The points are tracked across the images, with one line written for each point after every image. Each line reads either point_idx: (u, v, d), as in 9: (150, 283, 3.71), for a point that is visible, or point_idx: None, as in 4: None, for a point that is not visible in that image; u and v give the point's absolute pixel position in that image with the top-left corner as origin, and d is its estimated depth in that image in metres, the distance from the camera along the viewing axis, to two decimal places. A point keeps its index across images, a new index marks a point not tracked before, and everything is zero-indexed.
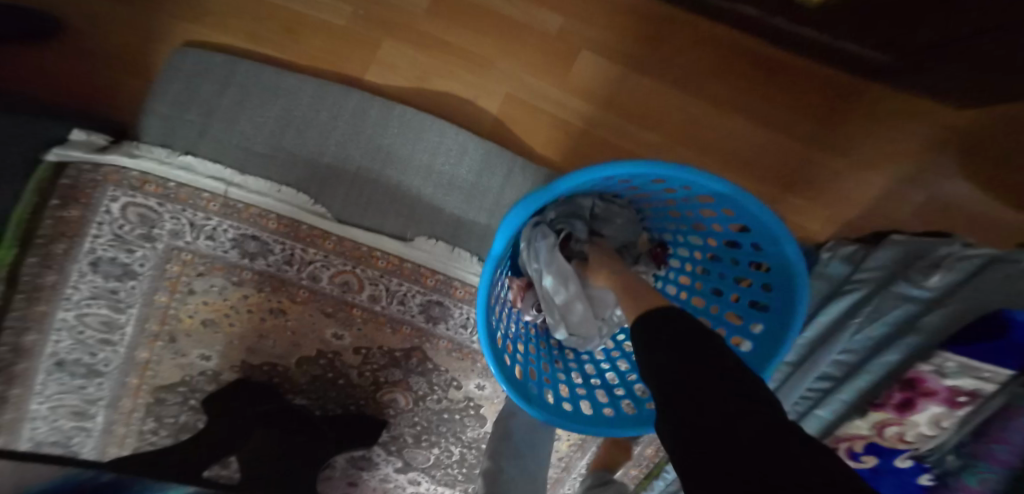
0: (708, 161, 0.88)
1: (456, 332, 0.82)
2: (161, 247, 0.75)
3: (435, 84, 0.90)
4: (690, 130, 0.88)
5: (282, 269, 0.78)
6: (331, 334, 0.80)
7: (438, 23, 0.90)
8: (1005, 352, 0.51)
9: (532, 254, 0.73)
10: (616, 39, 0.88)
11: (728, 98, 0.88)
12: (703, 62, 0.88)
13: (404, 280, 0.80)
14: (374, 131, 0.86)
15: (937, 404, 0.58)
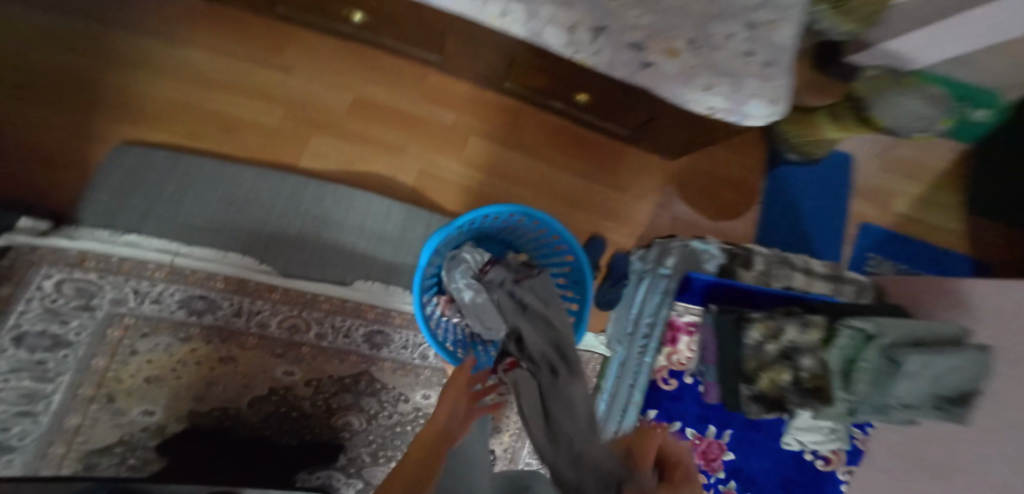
0: (583, 213, 0.97)
1: (398, 353, 0.87)
2: (101, 314, 0.74)
3: (360, 167, 0.92)
4: (573, 195, 0.97)
5: (231, 320, 0.79)
6: (281, 371, 0.81)
7: (357, 121, 0.93)
8: (693, 295, 0.83)
9: (452, 275, 0.76)
10: (502, 132, 0.98)
11: (582, 162, 0.99)
12: (574, 140, 1.00)
13: (347, 316, 0.84)
14: (310, 202, 0.87)
15: (685, 334, 0.86)
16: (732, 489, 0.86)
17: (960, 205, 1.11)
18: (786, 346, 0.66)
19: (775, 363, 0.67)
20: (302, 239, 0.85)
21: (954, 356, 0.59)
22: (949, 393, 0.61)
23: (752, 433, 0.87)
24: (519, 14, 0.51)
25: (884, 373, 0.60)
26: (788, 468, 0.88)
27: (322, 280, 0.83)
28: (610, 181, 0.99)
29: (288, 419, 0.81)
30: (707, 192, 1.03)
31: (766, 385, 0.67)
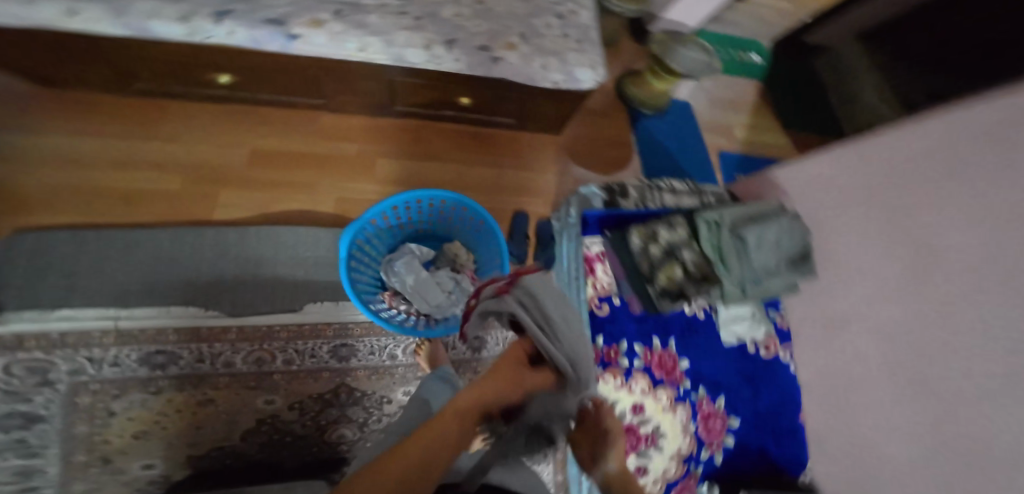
0: (505, 194, 1.03)
1: (367, 360, 0.92)
2: (63, 387, 0.77)
3: (278, 208, 0.95)
4: (486, 181, 1.03)
5: (196, 367, 0.82)
6: (262, 401, 0.85)
7: (258, 170, 0.95)
8: (590, 227, 0.84)
9: (393, 271, 0.78)
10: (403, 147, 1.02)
11: (491, 148, 1.06)
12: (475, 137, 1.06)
13: (307, 339, 0.88)
14: (236, 247, 0.90)
15: (598, 263, 0.84)
16: (703, 396, 0.81)
17: (777, 120, 1.37)
18: (665, 244, 0.74)
19: (664, 261, 0.73)
20: (243, 283, 0.89)
21: (780, 221, 0.74)
22: (792, 254, 0.75)
23: (695, 337, 0.83)
24: (380, 45, 0.62)
25: (738, 245, 0.72)
26: (740, 362, 0.86)
27: (270, 312, 0.87)
28: (520, 161, 1.06)
29: (284, 444, 0.86)
30: (604, 155, 1.13)
31: (666, 281, 0.72)
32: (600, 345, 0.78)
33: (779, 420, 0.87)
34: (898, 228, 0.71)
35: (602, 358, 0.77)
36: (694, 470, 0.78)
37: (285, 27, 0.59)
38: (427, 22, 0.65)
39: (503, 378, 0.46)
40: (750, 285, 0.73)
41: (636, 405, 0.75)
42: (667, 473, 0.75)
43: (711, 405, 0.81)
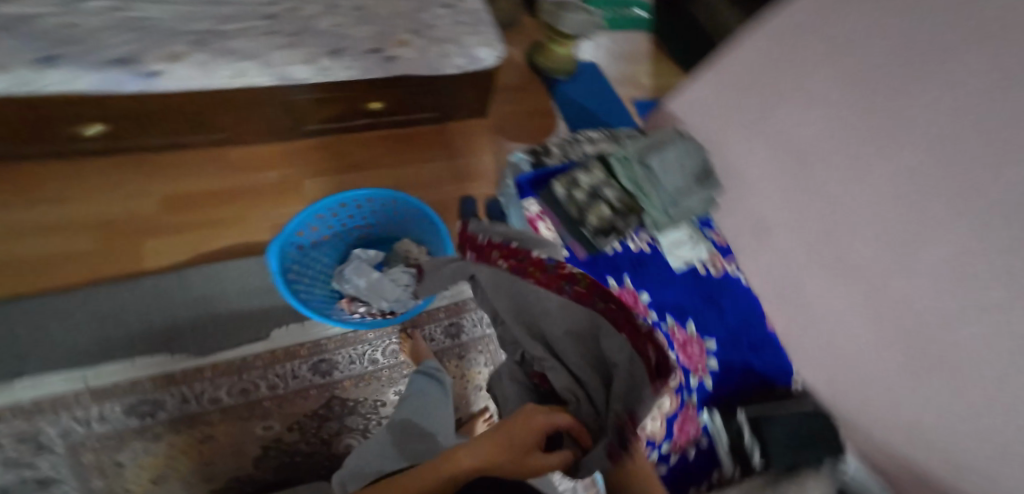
0: (442, 181, 1.04)
1: (350, 370, 0.94)
2: (63, 449, 0.77)
3: (211, 244, 0.96)
4: (416, 174, 1.05)
5: (184, 408, 0.83)
6: (260, 428, 0.86)
7: (181, 213, 0.97)
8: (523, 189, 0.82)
9: (342, 277, 0.79)
10: (323, 162, 1.05)
11: (416, 144, 1.09)
12: (396, 137, 1.09)
13: (285, 362, 0.90)
14: (183, 289, 0.90)
15: (540, 224, 0.82)
16: (674, 324, 0.75)
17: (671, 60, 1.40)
18: (587, 188, 0.78)
19: (591, 204, 0.77)
20: (208, 322, 0.90)
21: (680, 144, 0.81)
22: (696, 172, 0.82)
23: (646, 268, 0.78)
24: (258, 67, 0.76)
25: (649, 173, 0.78)
26: (695, 283, 0.80)
27: (241, 343, 0.89)
28: (448, 149, 1.09)
29: (295, 464, 0.87)
30: (525, 128, 1.16)
31: (598, 222, 0.76)
32: None
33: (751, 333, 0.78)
34: (771, 136, 0.79)
35: None
36: (687, 402, 0.71)
37: (141, 68, 0.70)
38: (302, 37, 0.78)
39: (507, 444, 0.45)
40: (672, 207, 0.79)
41: None
42: (661, 409, 0.67)
43: (683, 332, 0.75)
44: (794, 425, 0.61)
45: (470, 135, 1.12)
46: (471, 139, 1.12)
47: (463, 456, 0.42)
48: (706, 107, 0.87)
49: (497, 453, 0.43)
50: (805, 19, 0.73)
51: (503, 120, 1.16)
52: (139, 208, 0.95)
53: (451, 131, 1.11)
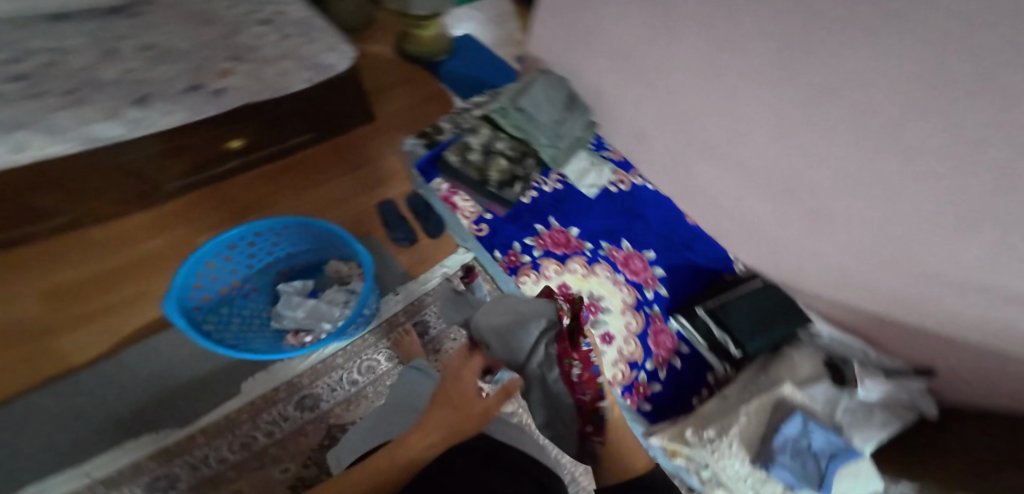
0: (334, 196, 1.13)
1: (334, 397, 0.97)
2: None
3: (128, 319, 0.98)
4: (308, 195, 1.13)
5: (197, 475, 0.86)
6: (278, 473, 0.89)
7: (85, 301, 0.99)
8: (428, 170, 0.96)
9: (282, 313, 0.94)
10: (207, 216, 1.11)
11: (299, 171, 1.16)
12: (272, 171, 1.16)
13: (271, 407, 0.94)
14: (133, 371, 0.93)
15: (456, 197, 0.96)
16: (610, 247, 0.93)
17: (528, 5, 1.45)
18: (481, 150, 0.93)
19: (490, 161, 0.92)
20: (181, 395, 0.93)
21: (541, 82, 0.95)
22: (563, 102, 0.98)
23: (564, 205, 0.97)
24: (50, 139, 0.78)
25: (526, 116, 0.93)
26: (612, 203, 0.99)
27: (218, 404, 0.93)
28: (331, 167, 1.17)
29: None
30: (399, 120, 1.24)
31: (499, 175, 0.91)
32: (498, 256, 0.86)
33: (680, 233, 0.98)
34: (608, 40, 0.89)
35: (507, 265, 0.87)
36: (651, 313, 0.89)
37: None
38: (89, 96, 0.84)
39: (457, 416, 0.53)
40: (557, 138, 0.94)
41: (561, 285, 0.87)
42: (629, 326, 0.88)
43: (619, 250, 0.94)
44: (743, 308, 0.84)
45: (347, 147, 1.20)
46: (350, 150, 1.20)
47: (417, 444, 0.50)
48: (555, 41, 1.01)
49: (445, 418, 0.53)
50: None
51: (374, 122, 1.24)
52: (66, 312, 0.97)
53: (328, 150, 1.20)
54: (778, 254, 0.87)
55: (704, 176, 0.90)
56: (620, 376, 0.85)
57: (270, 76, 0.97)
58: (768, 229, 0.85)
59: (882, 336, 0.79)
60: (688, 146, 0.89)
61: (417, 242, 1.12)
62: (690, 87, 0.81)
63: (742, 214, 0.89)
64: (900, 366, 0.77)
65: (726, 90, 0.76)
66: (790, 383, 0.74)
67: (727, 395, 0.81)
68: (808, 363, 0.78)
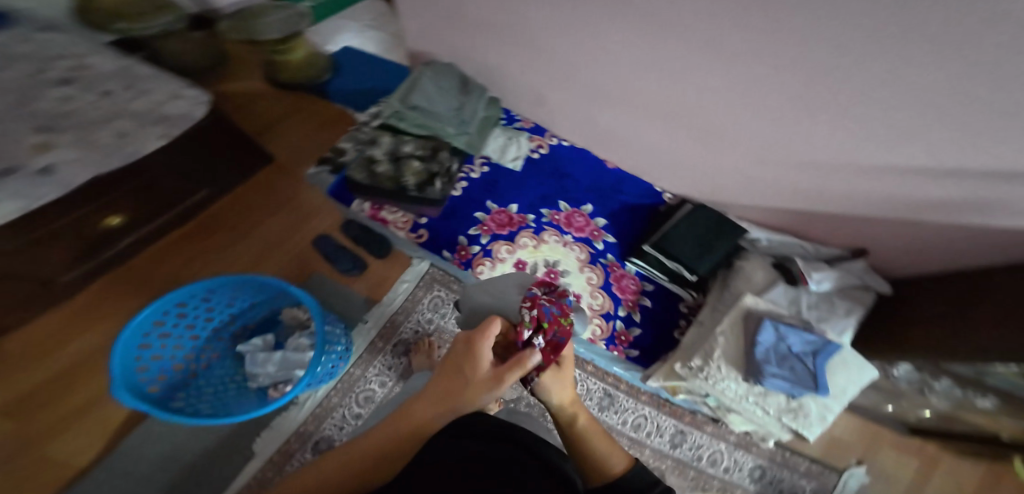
0: (262, 241, 1.11)
1: (347, 431, 0.96)
2: None
3: (83, 423, 0.90)
4: (235, 246, 1.10)
5: None
6: None
7: (24, 424, 0.88)
8: (342, 197, 1.00)
9: (253, 372, 0.93)
10: (125, 291, 1.02)
11: (217, 225, 1.12)
12: (184, 232, 1.11)
13: (290, 461, 0.92)
14: (124, 477, 0.87)
15: (380, 214, 1.00)
16: (551, 214, 1.08)
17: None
18: (389, 157, 0.97)
19: (402, 165, 0.96)
20: (189, 481, 0.88)
21: (426, 76, 1.01)
22: (454, 88, 1.03)
23: (496, 187, 1.08)
24: None
25: (422, 111, 0.98)
26: (536, 173, 1.11)
27: (236, 474, 0.89)
28: (251, 211, 1.14)
29: None
30: (303, 147, 1.24)
31: (414, 176, 0.95)
32: (451, 256, 1.02)
33: (605, 183, 1.12)
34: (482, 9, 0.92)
35: (465, 259, 1.02)
36: (607, 262, 1.06)
37: None
38: None
39: (460, 386, 0.46)
40: (459, 122, 0.99)
41: (517, 263, 1.02)
42: (592, 281, 1.05)
43: (560, 212, 1.09)
44: (686, 237, 0.97)
45: (261, 189, 1.18)
46: (264, 190, 1.18)
47: (422, 412, 0.44)
48: (429, 31, 1.07)
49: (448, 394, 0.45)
50: None
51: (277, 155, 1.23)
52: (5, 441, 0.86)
53: (244, 198, 1.16)
54: (695, 174, 1.00)
55: (609, 121, 1.01)
56: (600, 329, 1.03)
57: (106, 139, 0.85)
58: (676, 153, 0.97)
59: (808, 221, 0.94)
60: (586, 98, 0.99)
61: (370, 268, 1.10)
62: (563, 29, 0.86)
63: (652, 146, 1.01)
64: (838, 253, 0.94)
65: (608, 14, 0.77)
66: (750, 294, 0.89)
67: (704, 317, 0.98)
68: (761, 272, 0.92)
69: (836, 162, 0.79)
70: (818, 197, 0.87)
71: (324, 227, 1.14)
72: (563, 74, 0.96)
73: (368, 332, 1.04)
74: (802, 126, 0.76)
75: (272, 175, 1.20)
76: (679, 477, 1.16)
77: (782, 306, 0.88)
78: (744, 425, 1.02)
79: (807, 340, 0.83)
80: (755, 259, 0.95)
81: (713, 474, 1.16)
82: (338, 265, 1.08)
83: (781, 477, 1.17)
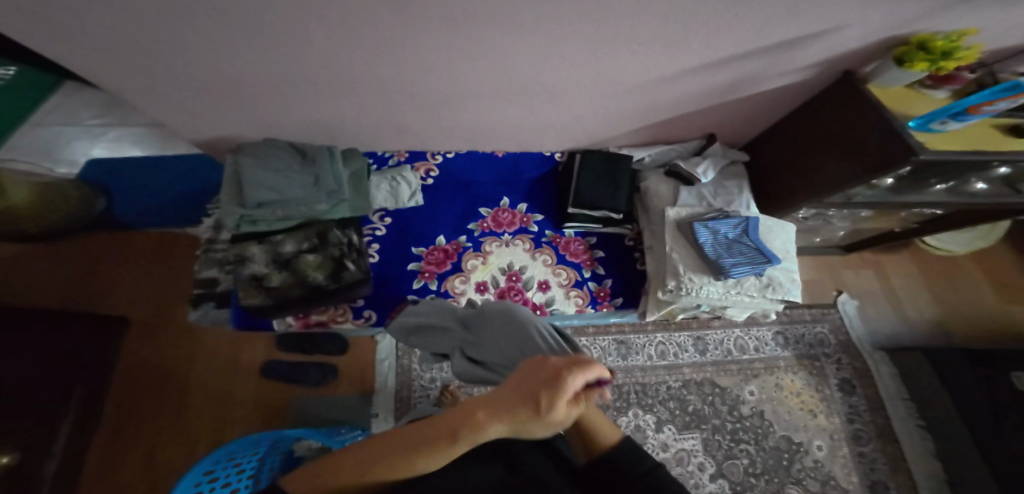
0: (193, 405, 1.01)
1: None
2: None
3: None
4: (170, 429, 0.98)
5: None
6: None
7: None
8: (254, 326, 0.89)
9: None
10: None
11: (132, 419, 0.98)
12: (93, 450, 0.94)
13: None
14: None
15: (308, 319, 0.92)
16: (476, 223, 1.09)
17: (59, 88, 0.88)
18: (279, 263, 0.89)
19: (299, 265, 0.90)
20: None
21: (253, 166, 0.91)
22: (293, 164, 0.96)
23: (413, 227, 1.07)
24: None
25: (276, 204, 0.90)
26: (442, 196, 1.12)
27: None
28: (159, 385, 1.02)
29: None
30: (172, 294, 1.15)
31: (319, 271, 0.90)
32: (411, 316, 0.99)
33: (501, 173, 1.16)
34: (294, 74, 0.91)
35: None
36: (549, 239, 1.09)
37: None
38: None
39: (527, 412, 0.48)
40: (323, 196, 0.93)
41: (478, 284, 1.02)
42: (548, 262, 1.06)
43: (483, 219, 1.10)
44: (599, 183, 1.08)
45: (149, 357, 1.05)
46: (155, 356, 1.05)
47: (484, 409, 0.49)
48: (248, 123, 1.04)
49: (519, 410, 0.48)
50: (159, 44, 0.79)
51: (147, 315, 1.11)
52: None
53: (137, 376, 1.03)
54: (567, 128, 1.14)
55: (476, 120, 1.08)
56: (580, 298, 1.04)
57: None
58: (536, 119, 1.09)
59: (666, 129, 1.22)
60: (442, 111, 1.05)
61: (340, 366, 1.06)
62: (384, 62, 0.89)
63: (514, 119, 1.09)
64: (699, 142, 1.26)
65: (413, 17, 0.77)
66: (670, 207, 1.07)
67: (649, 243, 1.09)
68: (664, 185, 1.13)
69: (659, 50, 0.94)
70: (660, 109, 1.13)
71: (255, 358, 1.07)
72: (412, 100, 1.01)
73: (386, 420, 0.99)
74: (618, 64, 0.96)
75: (153, 334, 1.09)
76: (727, 376, 1.22)
77: (695, 204, 1.10)
78: (744, 314, 1.09)
79: (734, 223, 1.04)
80: (653, 176, 1.16)
81: (750, 358, 1.25)
82: (311, 381, 1.02)
83: (799, 332, 1.32)
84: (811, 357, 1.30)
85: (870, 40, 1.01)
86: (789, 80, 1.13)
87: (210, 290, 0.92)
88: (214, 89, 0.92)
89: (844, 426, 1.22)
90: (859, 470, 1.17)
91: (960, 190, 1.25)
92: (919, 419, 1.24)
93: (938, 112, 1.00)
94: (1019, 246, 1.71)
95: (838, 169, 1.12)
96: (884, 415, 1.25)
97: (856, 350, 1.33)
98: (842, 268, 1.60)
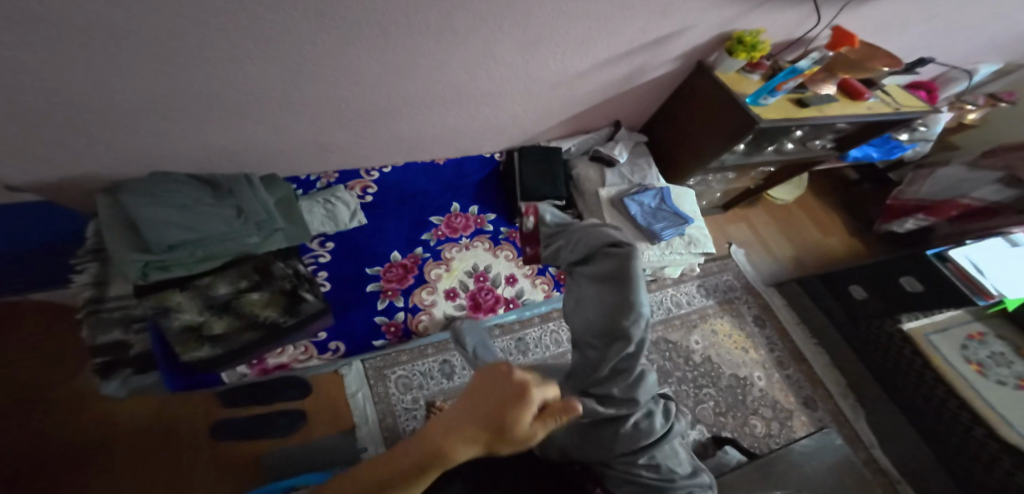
0: None
1: None
2: None
3: None
4: None
5: None
6: None
7: None
8: (200, 382, 0.78)
9: None
10: None
11: None
12: None
13: None
14: None
15: (266, 362, 0.82)
16: (430, 232, 1.07)
17: None
18: (216, 305, 0.78)
19: (242, 305, 0.79)
20: None
21: (151, 203, 0.75)
22: (205, 195, 0.82)
23: (363, 246, 1.00)
24: None
25: (196, 244, 0.75)
26: (386, 212, 1.07)
27: None
28: None
29: None
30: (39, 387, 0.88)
31: (270, 308, 0.81)
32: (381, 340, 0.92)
33: (442, 180, 1.15)
34: (186, 97, 0.79)
35: (395, 329, 0.93)
36: (506, 236, 1.12)
37: None
38: None
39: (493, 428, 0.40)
40: (253, 227, 0.81)
41: (445, 293, 0.99)
42: (509, 257, 1.09)
43: (435, 227, 1.08)
44: (538, 176, 1.14)
45: (30, 471, 0.80)
46: (40, 467, 0.81)
47: (445, 435, 0.41)
48: (126, 158, 0.86)
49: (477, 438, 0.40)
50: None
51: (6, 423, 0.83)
52: None
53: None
54: (497, 129, 1.19)
55: (410, 131, 1.06)
56: (546, 284, 1.07)
57: None
58: (466, 122, 1.11)
59: (579, 122, 1.34)
60: (371, 124, 1.00)
61: (310, 413, 0.95)
62: (300, 78, 0.83)
63: (445, 127, 1.10)
64: (608, 130, 1.42)
65: (331, 25, 0.75)
66: (601, 189, 1.19)
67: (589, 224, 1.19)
68: (590, 169, 1.25)
69: (569, 50, 1.03)
70: (573, 104, 1.24)
71: (195, 432, 0.89)
72: (336, 117, 0.95)
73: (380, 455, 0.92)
74: (539, 65, 1.03)
75: (25, 441, 0.82)
76: (675, 331, 1.40)
77: (620, 183, 1.24)
78: (677, 271, 1.25)
79: (653, 194, 1.20)
80: (581, 164, 1.27)
81: (686, 311, 1.45)
82: (278, 431, 0.91)
83: (714, 281, 1.57)
84: (728, 301, 1.54)
85: (714, 34, 1.26)
86: (664, 71, 1.34)
87: (122, 355, 0.77)
88: (72, 119, 0.75)
89: (769, 355, 1.46)
90: (792, 389, 1.41)
91: (784, 150, 1.58)
92: (813, 338, 1.54)
93: (763, 88, 1.25)
94: (833, 185, 2.23)
95: (713, 141, 1.35)
96: (791, 338, 1.53)
97: (757, 289, 1.61)
98: (727, 225, 1.92)
